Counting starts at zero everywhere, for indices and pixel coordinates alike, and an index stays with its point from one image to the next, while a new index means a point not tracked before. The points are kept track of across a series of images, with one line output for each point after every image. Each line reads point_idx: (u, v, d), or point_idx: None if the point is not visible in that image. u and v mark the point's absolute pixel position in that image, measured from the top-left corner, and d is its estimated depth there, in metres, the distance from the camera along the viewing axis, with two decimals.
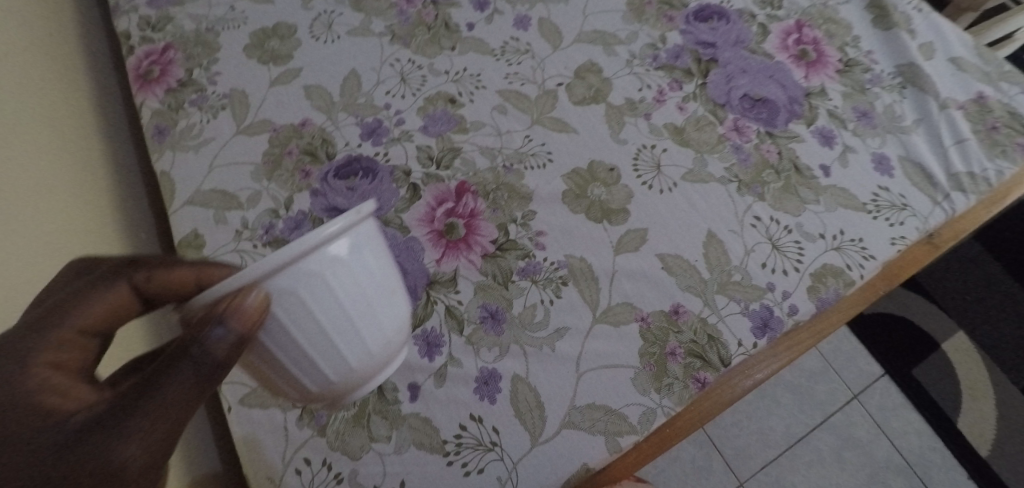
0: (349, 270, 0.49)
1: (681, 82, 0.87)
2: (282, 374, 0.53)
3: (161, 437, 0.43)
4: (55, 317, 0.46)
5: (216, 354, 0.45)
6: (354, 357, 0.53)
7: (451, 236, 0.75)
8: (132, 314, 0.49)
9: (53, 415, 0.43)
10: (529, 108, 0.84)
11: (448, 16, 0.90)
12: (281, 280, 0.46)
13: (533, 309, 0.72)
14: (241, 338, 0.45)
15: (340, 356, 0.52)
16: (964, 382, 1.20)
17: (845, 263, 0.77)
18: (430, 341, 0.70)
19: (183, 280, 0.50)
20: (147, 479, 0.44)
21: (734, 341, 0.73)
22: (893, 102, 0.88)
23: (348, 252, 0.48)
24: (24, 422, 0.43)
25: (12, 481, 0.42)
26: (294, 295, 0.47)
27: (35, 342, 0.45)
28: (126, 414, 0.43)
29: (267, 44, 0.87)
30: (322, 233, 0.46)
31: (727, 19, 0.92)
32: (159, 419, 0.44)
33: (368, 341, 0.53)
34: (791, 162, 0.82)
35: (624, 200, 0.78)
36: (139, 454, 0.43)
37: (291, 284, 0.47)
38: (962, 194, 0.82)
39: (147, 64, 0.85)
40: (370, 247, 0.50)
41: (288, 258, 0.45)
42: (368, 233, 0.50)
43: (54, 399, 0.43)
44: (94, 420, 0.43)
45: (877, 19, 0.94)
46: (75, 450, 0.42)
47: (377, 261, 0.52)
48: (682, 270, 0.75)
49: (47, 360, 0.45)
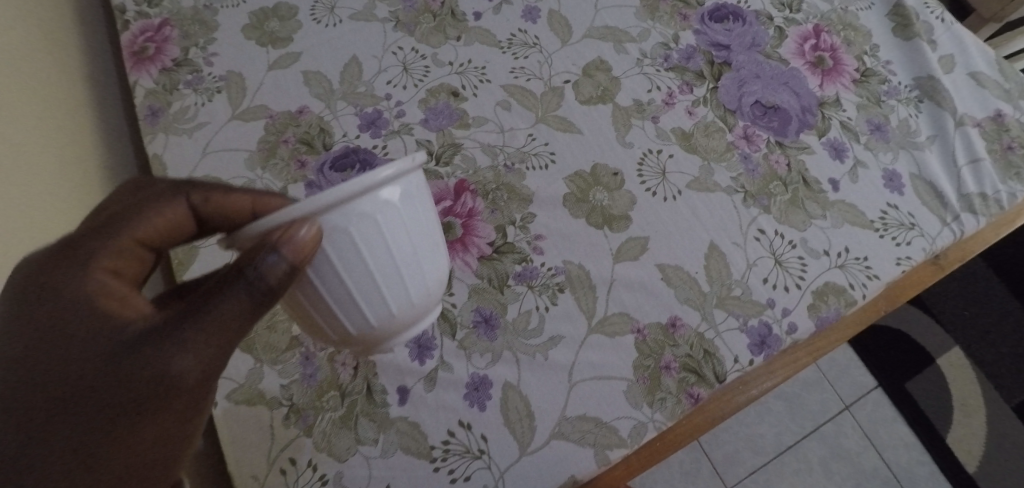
0: (398, 215, 0.52)
1: (692, 85, 0.84)
2: (323, 314, 0.56)
3: (214, 349, 0.46)
4: (118, 226, 0.50)
5: (270, 280, 0.47)
6: (396, 305, 0.56)
7: (448, 236, 0.74)
8: (185, 232, 0.54)
9: (112, 319, 0.46)
10: (534, 106, 0.82)
11: (455, 3, 0.87)
12: (336, 216, 0.50)
13: (528, 316, 0.71)
14: (295, 267, 0.47)
15: (381, 299, 0.55)
16: (956, 398, 1.21)
17: (848, 282, 0.76)
18: (422, 344, 0.69)
19: (237, 206, 0.55)
20: (202, 386, 0.47)
21: (731, 357, 0.71)
22: (908, 116, 0.85)
23: (399, 197, 0.52)
24: (89, 322, 0.46)
25: (78, 372, 0.45)
26: (346, 233, 0.51)
27: (100, 247, 0.49)
28: (184, 323, 0.46)
29: (267, 25, 0.84)
30: (379, 175, 0.49)
31: (743, 21, 0.89)
32: (213, 332, 0.46)
33: (408, 286, 0.56)
34: (800, 174, 0.80)
35: (627, 207, 0.77)
36: (194, 362, 0.46)
37: (345, 221, 0.50)
38: (972, 216, 0.81)
39: (142, 41, 0.83)
40: (417, 197, 0.54)
41: (346, 195, 0.48)
42: (416, 184, 0.54)
43: (116, 304, 0.47)
44: (152, 328, 0.46)
45: (898, 27, 0.91)
46: (135, 354, 0.45)
47: (422, 211, 0.55)
48: (681, 282, 0.74)
49: (108, 266, 0.49)
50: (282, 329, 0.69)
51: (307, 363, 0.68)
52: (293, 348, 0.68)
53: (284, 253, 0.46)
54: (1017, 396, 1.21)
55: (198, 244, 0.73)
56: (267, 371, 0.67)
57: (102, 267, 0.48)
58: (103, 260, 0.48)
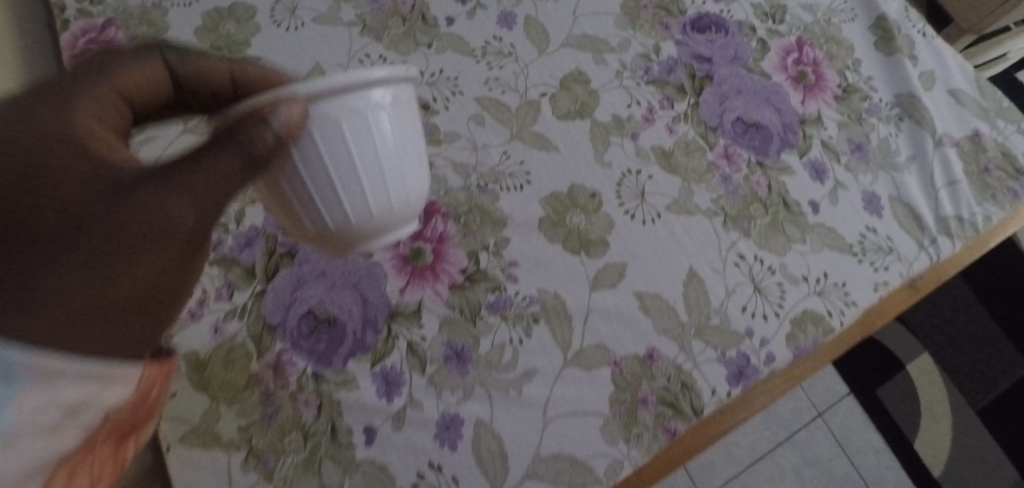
0: (390, 121, 0.49)
1: (673, 100, 0.81)
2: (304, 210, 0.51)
3: (216, 196, 0.40)
4: (91, 70, 0.41)
5: (261, 151, 0.41)
6: (376, 204, 0.51)
7: (417, 262, 0.70)
8: (163, 96, 0.45)
9: (100, 160, 0.38)
10: (508, 121, 0.78)
11: (426, 6, 0.83)
12: (328, 104, 0.45)
13: (501, 349, 0.68)
14: (291, 131, 0.43)
15: (364, 203, 0.51)
16: (925, 403, 1.23)
17: (826, 310, 0.74)
18: (390, 381, 0.66)
19: (218, 70, 0.47)
20: (198, 235, 0.40)
21: (709, 390, 0.70)
22: (889, 135, 0.83)
23: (393, 103, 0.48)
24: (65, 158, 0.37)
25: (47, 218, 0.35)
26: (335, 126, 0.46)
27: (77, 91, 0.40)
28: (183, 168, 0.39)
29: (222, 28, 0.79)
30: (376, 74, 0.45)
31: (726, 31, 0.86)
32: (212, 183, 0.40)
33: (392, 198, 0.52)
34: (780, 196, 0.78)
35: (605, 230, 0.74)
36: (195, 209, 0.39)
37: (336, 113, 0.46)
38: (949, 239, 0.79)
39: (84, 43, 0.76)
40: (409, 109, 0.50)
41: (342, 83, 0.45)
42: (409, 97, 0.50)
43: (100, 146, 0.38)
44: (146, 174, 0.38)
45: (881, 42, 0.89)
46: (127, 196, 0.37)
47: (413, 124, 0.51)
48: (660, 311, 0.71)
49: (87, 110, 0.39)
50: (239, 367, 0.65)
51: (268, 402, 0.64)
52: (252, 387, 0.65)
53: (279, 119, 0.41)
54: (980, 401, 1.24)
55: None
56: (223, 411, 0.64)
57: (76, 105, 0.39)
58: (71, 103, 0.39)
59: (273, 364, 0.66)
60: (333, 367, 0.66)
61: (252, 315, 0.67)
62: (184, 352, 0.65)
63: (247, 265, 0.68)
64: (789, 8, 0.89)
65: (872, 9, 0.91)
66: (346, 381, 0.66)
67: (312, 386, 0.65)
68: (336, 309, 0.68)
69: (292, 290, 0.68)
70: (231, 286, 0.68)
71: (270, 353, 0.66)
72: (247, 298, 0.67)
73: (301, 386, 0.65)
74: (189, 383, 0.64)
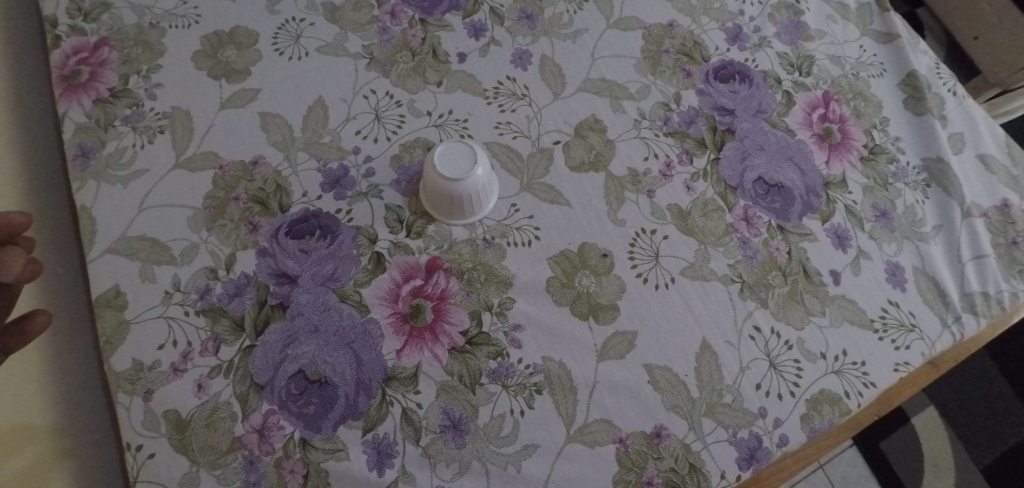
0: (473, 170, 0.66)
1: (692, 154, 0.77)
2: (436, 206, 0.70)
3: None
4: None
5: None
6: (471, 198, 0.68)
7: (415, 322, 0.67)
8: None
9: None
10: (519, 170, 0.74)
11: (438, 40, 0.79)
12: (444, 166, 0.66)
13: (501, 420, 0.65)
14: None
15: (463, 195, 0.67)
16: (928, 460, 1.20)
17: (844, 390, 0.70)
18: (382, 451, 0.63)
19: None
20: None
21: (717, 472, 0.66)
22: (915, 202, 0.79)
23: (477, 165, 0.66)
24: None
25: None
26: (448, 169, 0.66)
27: None
28: None
29: (221, 54, 0.76)
30: (470, 162, 0.66)
31: (751, 82, 0.82)
32: None
33: (479, 193, 0.68)
34: (800, 263, 0.74)
35: (615, 295, 0.70)
36: None
37: (448, 169, 0.66)
38: (973, 317, 0.75)
39: (74, 63, 0.75)
40: (478, 161, 0.66)
41: (452, 166, 0.66)
42: (483, 157, 0.67)
43: None
44: None
45: (910, 100, 0.85)
46: None
47: (486, 165, 0.67)
48: (669, 386, 0.67)
49: None
50: (222, 428, 0.62)
51: (251, 469, 0.62)
52: (234, 451, 0.62)
53: None
54: (985, 458, 1.20)
55: (129, 319, 0.65)
56: (203, 475, 0.61)
57: None
58: None
59: (260, 427, 0.62)
60: (322, 433, 0.63)
61: (239, 372, 0.64)
62: (165, 410, 0.63)
63: (236, 317, 0.66)
64: (817, 59, 0.85)
65: (903, 64, 0.87)
66: (334, 449, 0.62)
67: (299, 454, 0.62)
68: (328, 369, 0.64)
69: (283, 347, 0.65)
70: (218, 340, 0.65)
71: (256, 415, 0.63)
72: (234, 354, 0.64)
73: (287, 453, 0.62)
74: (169, 444, 0.62)
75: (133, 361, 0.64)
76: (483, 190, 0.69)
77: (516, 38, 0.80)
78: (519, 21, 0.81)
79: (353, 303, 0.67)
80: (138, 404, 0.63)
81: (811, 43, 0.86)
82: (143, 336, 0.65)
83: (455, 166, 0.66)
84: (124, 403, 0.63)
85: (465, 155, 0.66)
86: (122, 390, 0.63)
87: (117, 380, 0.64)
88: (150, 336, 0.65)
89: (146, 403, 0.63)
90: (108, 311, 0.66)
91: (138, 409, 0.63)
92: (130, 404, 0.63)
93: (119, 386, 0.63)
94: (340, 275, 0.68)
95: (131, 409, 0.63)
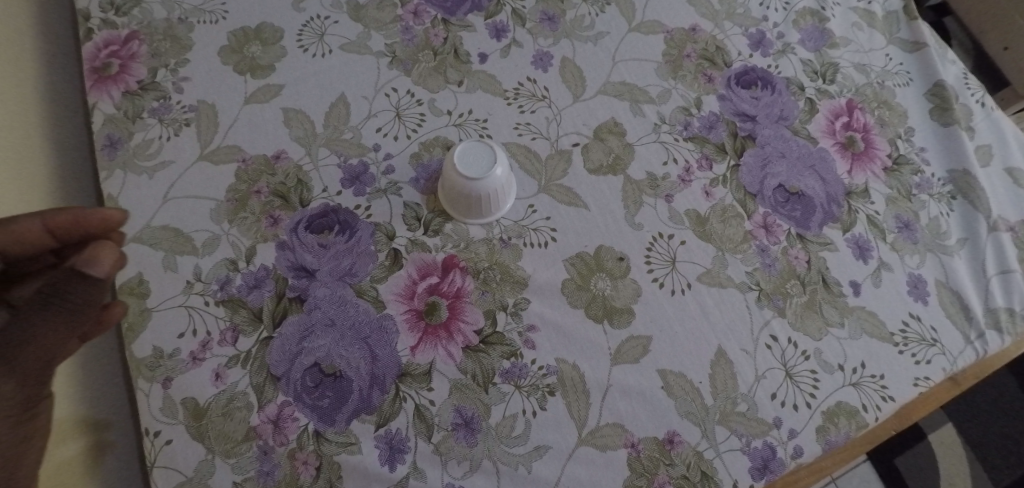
0: (492, 170, 0.66)
1: (712, 160, 0.76)
2: (455, 205, 0.70)
3: None
4: None
5: None
6: (489, 198, 0.68)
7: (430, 319, 0.67)
8: None
9: None
10: (538, 171, 0.74)
11: (459, 40, 0.79)
12: (463, 165, 0.66)
13: (513, 421, 0.65)
14: None
15: (481, 195, 0.68)
16: (945, 478, 1.17)
17: (861, 403, 0.69)
18: (394, 447, 0.63)
19: None
20: None
21: (729, 480, 0.65)
22: (940, 214, 0.78)
23: (495, 165, 0.66)
24: None
25: None
26: (466, 168, 0.66)
27: None
28: None
29: (247, 50, 0.77)
30: (488, 162, 0.67)
31: (773, 89, 0.81)
32: None
33: (497, 193, 0.69)
34: (819, 273, 0.73)
35: (631, 298, 0.70)
36: None
37: (467, 168, 0.66)
38: (997, 333, 0.74)
39: (105, 56, 0.76)
40: (497, 161, 0.67)
41: (471, 165, 0.67)
42: (502, 158, 0.67)
43: None
44: None
45: (937, 110, 0.84)
46: None
47: (504, 166, 0.67)
48: (683, 392, 0.67)
49: None
50: (238, 418, 0.63)
51: (265, 459, 0.62)
52: (249, 441, 0.63)
53: None
54: (1004, 478, 1.18)
55: (151, 307, 0.67)
56: (218, 463, 0.62)
57: None
58: None
59: (274, 418, 0.63)
60: (335, 426, 0.63)
61: (256, 363, 0.65)
62: (183, 398, 0.64)
63: (254, 308, 0.66)
64: (841, 66, 0.84)
65: (930, 73, 0.86)
66: (347, 443, 0.63)
67: (312, 446, 0.63)
68: (342, 363, 0.65)
69: (299, 340, 0.65)
70: (236, 330, 0.66)
71: (271, 406, 0.64)
72: (251, 345, 0.65)
73: (300, 445, 0.63)
74: (187, 432, 0.63)
75: (154, 349, 0.65)
76: (501, 190, 0.69)
77: (538, 39, 0.80)
78: (541, 22, 0.81)
79: (369, 298, 0.67)
80: (157, 392, 0.64)
81: (836, 50, 0.85)
82: (164, 324, 0.66)
83: (474, 164, 0.67)
84: (144, 390, 0.64)
85: (483, 155, 0.67)
86: (143, 376, 0.65)
87: (137, 367, 0.65)
88: (170, 325, 0.66)
89: (165, 390, 0.64)
90: (131, 299, 0.67)
91: (158, 396, 0.64)
92: (150, 391, 0.64)
93: (140, 372, 0.65)
94: (357, 271, 0.68)
95: (151, 396, 0.64)
